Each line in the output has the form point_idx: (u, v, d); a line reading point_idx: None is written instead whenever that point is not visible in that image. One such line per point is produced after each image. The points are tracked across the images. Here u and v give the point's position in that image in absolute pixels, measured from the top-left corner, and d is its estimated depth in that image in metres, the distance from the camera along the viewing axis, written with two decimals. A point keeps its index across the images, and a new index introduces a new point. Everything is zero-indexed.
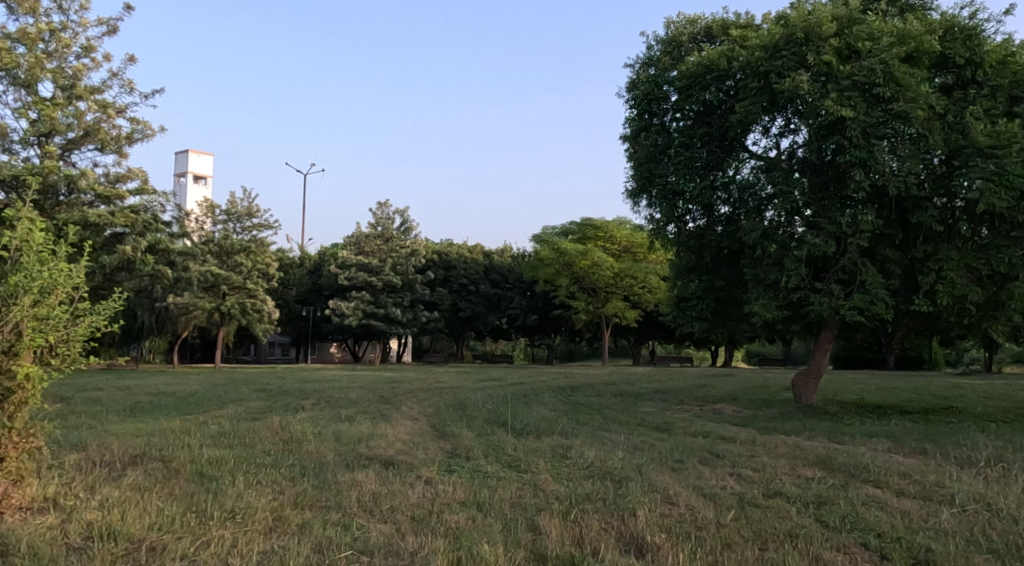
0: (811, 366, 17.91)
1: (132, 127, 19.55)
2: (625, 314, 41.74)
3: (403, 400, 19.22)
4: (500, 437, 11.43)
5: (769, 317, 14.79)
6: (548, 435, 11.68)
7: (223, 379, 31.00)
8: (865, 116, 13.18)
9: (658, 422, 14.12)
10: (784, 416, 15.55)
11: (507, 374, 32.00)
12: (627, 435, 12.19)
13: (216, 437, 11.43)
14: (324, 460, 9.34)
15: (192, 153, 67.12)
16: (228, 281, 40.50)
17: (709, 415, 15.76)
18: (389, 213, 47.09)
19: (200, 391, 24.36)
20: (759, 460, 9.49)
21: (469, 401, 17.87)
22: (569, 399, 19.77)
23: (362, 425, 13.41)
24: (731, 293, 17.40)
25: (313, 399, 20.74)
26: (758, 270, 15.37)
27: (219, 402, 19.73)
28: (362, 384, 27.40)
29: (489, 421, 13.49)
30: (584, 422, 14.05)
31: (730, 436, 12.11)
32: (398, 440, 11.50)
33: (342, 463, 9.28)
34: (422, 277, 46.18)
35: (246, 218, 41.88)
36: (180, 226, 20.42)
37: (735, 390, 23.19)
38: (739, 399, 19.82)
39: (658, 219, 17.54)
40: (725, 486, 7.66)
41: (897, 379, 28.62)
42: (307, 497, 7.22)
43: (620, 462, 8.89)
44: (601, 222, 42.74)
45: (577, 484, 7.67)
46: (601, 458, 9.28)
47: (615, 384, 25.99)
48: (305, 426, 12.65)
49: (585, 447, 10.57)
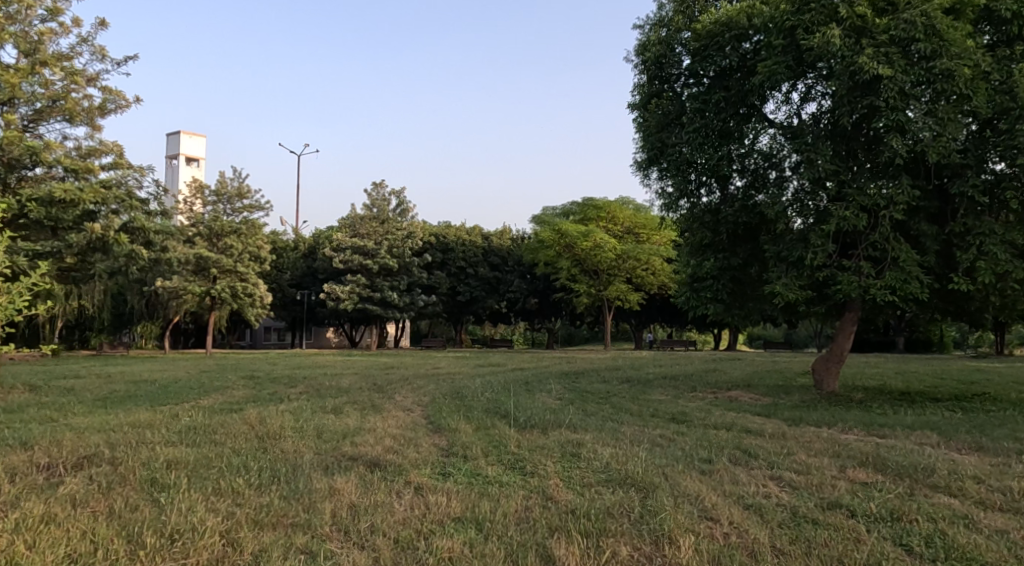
0: (832, 350, 16.70)
1: (105, 97, 18.29)
2: (628, 296, 40.63)
3: (397, 388, 18.06)
4: (500, 431, 10.24)
5: (792, 297, 13.59)
6: (554, 429, 10.49)
7: (213, 365, 29.85)
8: (903, 75, 11.93)
9: (673, 413, 12.96)
10: (808, 405, 14.40)
11: (507, 358, 30.82)
12: (641, 428, 11.03)
13: (183, 433, 10.27)
14: (300, 461, 8.17)
15: (184, 134, 65.69)
16: (218, 264, 39.23)
17: (727, 404, 14.59)
18: (386, 195, 45.84)
19: (185, 378, 23.20)
20: (798, 458, 8.33)
21: (467, 389, 16.69)
22: (574, 386, 18.60)
23: (350, 418, 12.23)
24: (748, 271, 16.19)
25: (302, 387, 19.60)
26: (780, 246, 14.17)
27: (202, 391, 18.56)
28: (356, 371, 26.20)
29: (489, 413, 12.32)
30: (592, 413, 12.88)
31: (756, 429, 10.95)
32: (388, 436, 10.32)
33: (321, 464, 8.11)
34: (419, 260, 44.95)
35: (236, 199, 40.64)
36: (160, 204, 19.14)
37: (749, 375, 21.98)
38: (753, 386, 18.64)
39: (670, 192, 16.37)
40: (768, 495, 6.49)
41: (915, 362, 27.37)
42: (272, 510, 6.07)
43: (638, 462, 7.72)
44: (603, 202, 41.40)
45: (593, 492, 6.52)
46: (617, 457, 8.10)
47: (621, 369, 24.77)
48: (286, 419, 11.50)
49: (597, 442, 9.40)
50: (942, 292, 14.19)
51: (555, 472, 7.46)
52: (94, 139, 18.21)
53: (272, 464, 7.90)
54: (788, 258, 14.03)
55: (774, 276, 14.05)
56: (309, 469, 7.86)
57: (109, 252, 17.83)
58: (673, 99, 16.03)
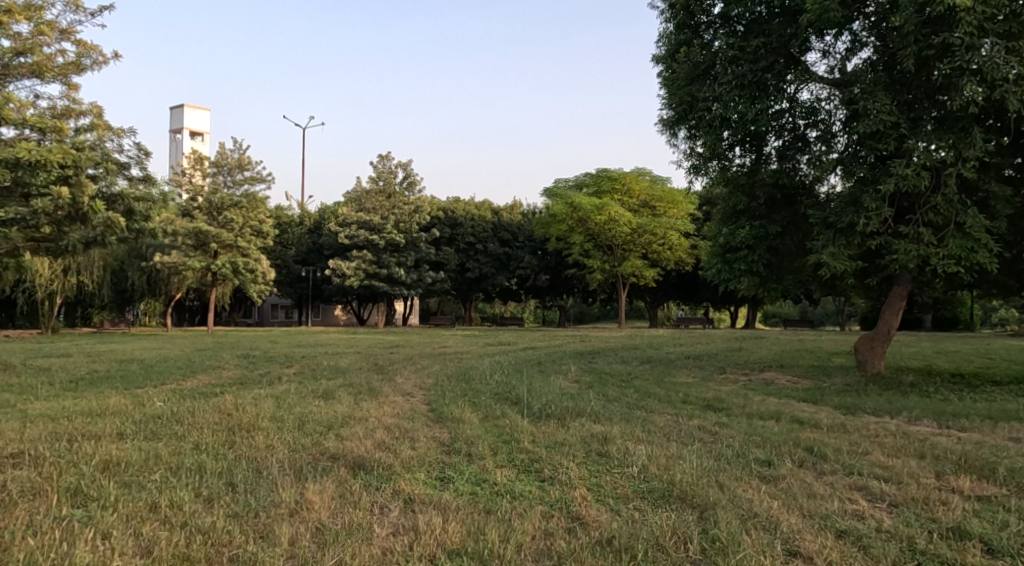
0: (878, 328, 15.12)
1: (80, 51, 16.69)
2: (644, 273, 39.16)
3: (399, 369, 16.64)
4: (512, 422, 8.78)
5: (841, 269, 12.05)
6: (575, 420, 9.02)
7: (210, 343, 28.57)
8: (983, 7, 10.31)
9: (707, 399, 11.53)
10: (855, 389, 12.91)
11: (517, 337, 29.37)
12: (675, 418, 9.57)
13: (142, 423, 8.85)
14: (271, 462, 6.78)
15: (186, 108, 64.17)
16: (218, 239, 37.88)
17: (763, 389, 13.13)
18: (392, 168, 44.33)
19: (177, 357, 21.88)
20: (875, 458, 6.84)
21: (476, 371, 15.24)
22: (591, 366, 17.10)
23: (340, 404, 10.79)
24: (786, 240, 14.59)
25: (297, 367, 18.20)
26: (828, 211, 12.59)
27: (189, 371, 17.22)
28: (358, 349, 24.80)
29: (499, 399, 10.88)
30: (616, 399, 11.44)
31: (807, 419, 9.50)
32: (381, 426, 8.88)
33: (295, 464, 6.73)
34: (427, 235, 43.53)
35: (237, 171, 39.17)
36: (143, 170, 17.58)
37: (779, 355, 20.47)
38: (787, 367, 17.11)
39: (701, 153, 14.78)
40: (865, 517, 5.14)
41: (951, 341, 25.70)
42: (226, 546, 4.75)
43: (682, 467, 6.26)
44: (617, 173, 39.52)
45: (635, 519, 5.10)
46: (658, 460, 6.61)
47: (640, 349, 23.28)
48: (268, 406, 10.08)
49: (627, 438, 7.91)
50: (1009, 263, 12.62)
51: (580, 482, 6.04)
52: (70, 98, 16.64)
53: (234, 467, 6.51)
54: (838, 223, 12.45)
55: (820, 245, 12.50)
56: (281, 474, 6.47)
57: (85, 221, 16.29)
58: (702, 50, 14.37)
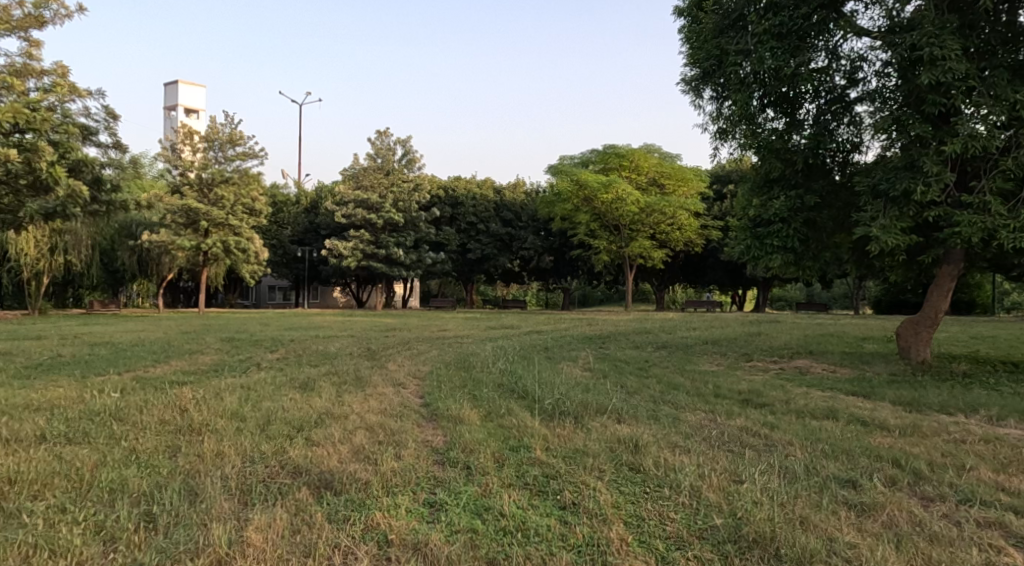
0: (923, 312, 13.63)
1: (40, 3, 15.10)
2: (652, 254, 37.71)
3: (393, 355, 15.18)
4: (521, 422, 7.35)
5: (893, 243, 10.66)
6: (593, 420, 7.59)
7: (197, 325, 27.12)
8: None
9: (743, 392, 10.10)
10: (905, 380, 11.50)
11: (522, 320, 27.90)
12: (709, 417, 8.13)
13: (75, 420, 7.39)
14: (223, 480, 5.39)
15: (182, 84, 62.43)
16: (209, 217, 36.29)
17: (800, 379, 11.72)
18: (391, 144, 42.68)
19: (158, 340, 20.40)
20: (984, 478, 5.42)
21: (477, 357, 13.79)
22: (602, 352, 15.61)
23: (318, 397, 9.32)
24: (824, 213, 13.08)
25: (283, 352, 16.71)
26: (879, 177, 11.14)
27: (163, 356, 15.72)
28: (351, 333, 23.28)
29: (504, 394, 9.44)
30: (638, 392, 9.99)
31: (867, 418, 8.09)
32: (365, 426, 7.46)
33: (252, 483, 5.35)
34: (427, 215, 42.01)
35: (228, 146, 37.42)
36: (112, 137, 15.99)
37: (803, 341, 19.02)
38: (818, 354, 15.62)
39: (728, 114, 13.28)
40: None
41: (982, 325, 24.23)
42: None
43: (730, 494, 5.05)
44: (626, 150, 37.67)
45: None
46: (708, 483, 5.24)
47: (652, 333, 21.79)
48: (232, 399, 8.59)
49: (663, 446, 6.46)
50: None
51: (618, 532, 4.67)
52: (29, 55, 15.07)
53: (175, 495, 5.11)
54: (889, 191, 11.03)
55: (868, 216, 11.06)
56: (240, 503, 5.11)
57: (45, 190, 14.75)
58: None
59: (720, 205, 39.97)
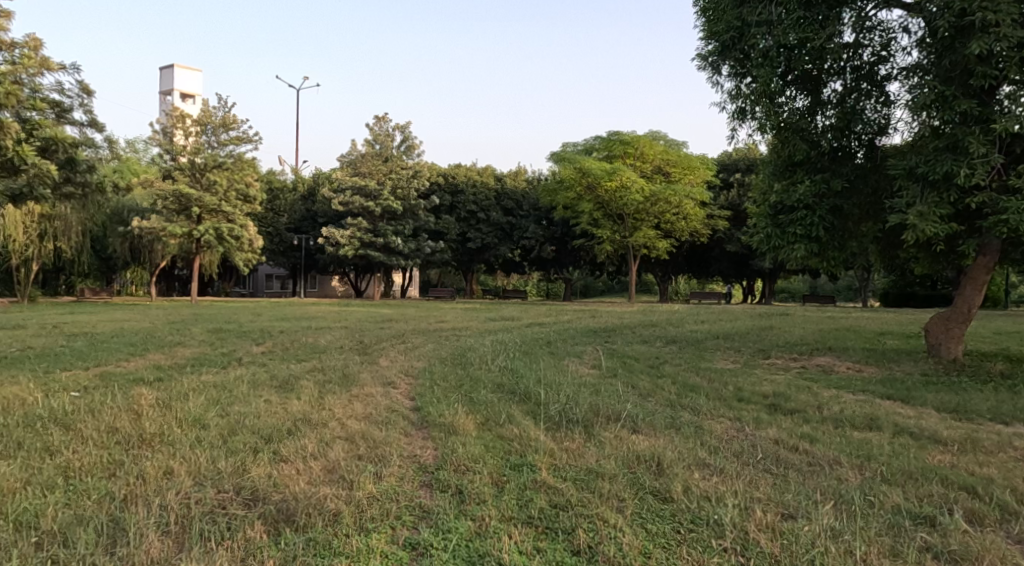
0: (955, 307, 12.68)
1: None
2: (656, 244, 36.77)
3: (386, 349, 14.24)
4: (523, 432, 6.45)
5: (932, 232, 9.77)
6: (606, 429, 6.71)
7: (187, 314, 26.19)
8: None
9: (766, 394, 9.19)
10: (940, 381, 10.58)
11: (523, 311, 26.93)
12: (734, 425, 7.21)
13: (15, 428, 6.47)
14: (163, 529, 4.65)
15: (178, 67, 61.24)
16: (201, 203, 35.35)
17: (826, 378, 10.82)
18: (390, 130, 41.60)
19: (142, 330, 19.49)
20: None
21: (475, 352, 12.84)
22: (608, 347, 14.67)
23: (297, 398, 8.39)
24: (852, 199, 12.12)
25: (271, 344, 15.78)
26: (917, 159, 10.21)
27: (142, 348, 14.77)
28: (346, 324, 22.37)
29: (505, 396, 8.52)
30: (651, 395, 9.07)
31: (913, 426, 7.17)
32: (346, 437, 6.55)
33: (194, 534, 4.60)
34: (426, 202, 41.00)
35: (221, 130, 36.42)
36: (87, 115, 14.98)
37: (819, 335, 18.05)
38: (839, 350, 14.67)
39: (748, 92, 12.32)
40: None
41: (1001, 319, 23.26)
42: None
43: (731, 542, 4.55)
44: (631, 136, 36.29)
45: None
46: (716, 524, 4.70)
47: (659, 326, 20.84)
48: (199, 403, 7.68)
49: (688, 467, 5.56)
50: None
51: None
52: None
53: (97, 552, 4.43)
54: (928, 174, 10.12)
55: (904, 202, 10.18)
56: (178, 556, 4.49)
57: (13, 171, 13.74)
58: None
59: (726, 195, 38.99)
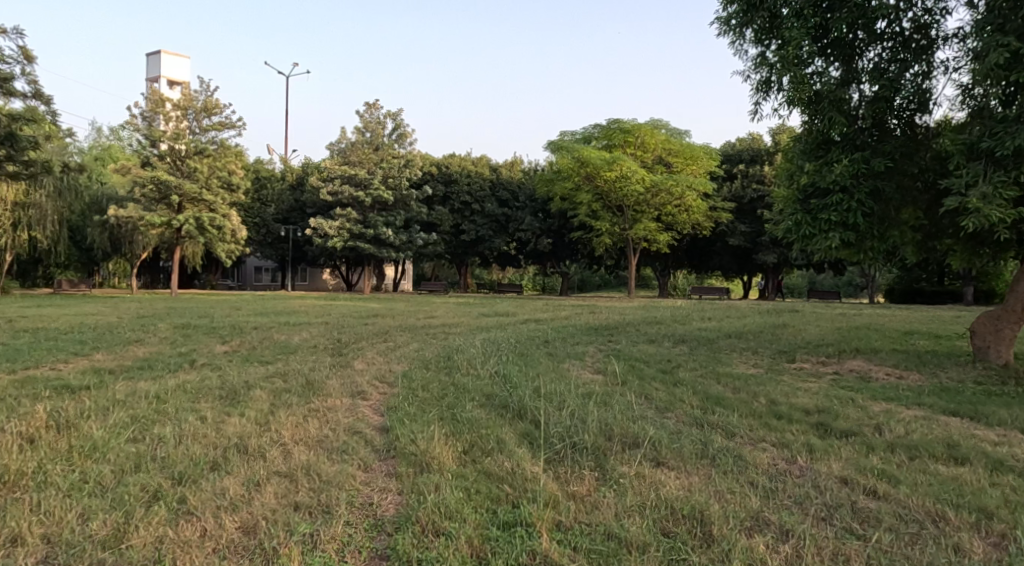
0: (1007, 306, 11.19)
1: None
2: (656, 237, 35.30)
3: (363, 349, 12.72)
4: (519, 469, 5.10)
5: (1001, 216, 8.33)
6: (621, 459, 5.39)
7: (160, 308, 24.70)
8: None
9: (808, 410, 7.68)
10: (1000, 391, 9.14)
11: (515, 306, 25.49)
12: (778, 456, 5.78)
13: None
14: None
15: (165, 53, 59.52)
16: (180, 191, 33.78)
17: (866, 388, 9.35)
18: (381, 117, 39.92)
19: (103, 326, 17.94)
20: None
21: (464, 354, 11.34)
22: (611, 348, 13.16)
23: (241, 414, 6.93)
24: (894, 180, 10.59)
25: (237, 342, 14.24)
26: (980, 131, 8.80)
27: (91, 347, 13.25)
28: (327, 319, 20.83)
29: (496, 412, 7.02)
30: (670, 410, 7.60)
31: (1011, 458, 5.70)
32: (291, 472, 5.13)
33: None
34: (418, 193, 39.39)
35: (204, 115, 34.80)
36: (29, 83, 13.38)
37: (841, 334, 16.52)
38: (869, 352, 13.16)
39: (774, 59, 10.83)
40: None
41: None
42: None
43: None
44: (631, 124, 34.66)
45: None
46: None
47: (664, 324, 19.30)
48: (109, 423, 6.16)
49: (746, 532, 4.41)
50: None
51: None
52: None
53: None
54: (992, 148, 8.70)
55: (965, 182, 8.72)
56: None
57: None
58: None
59: (730, 186, 37.54)
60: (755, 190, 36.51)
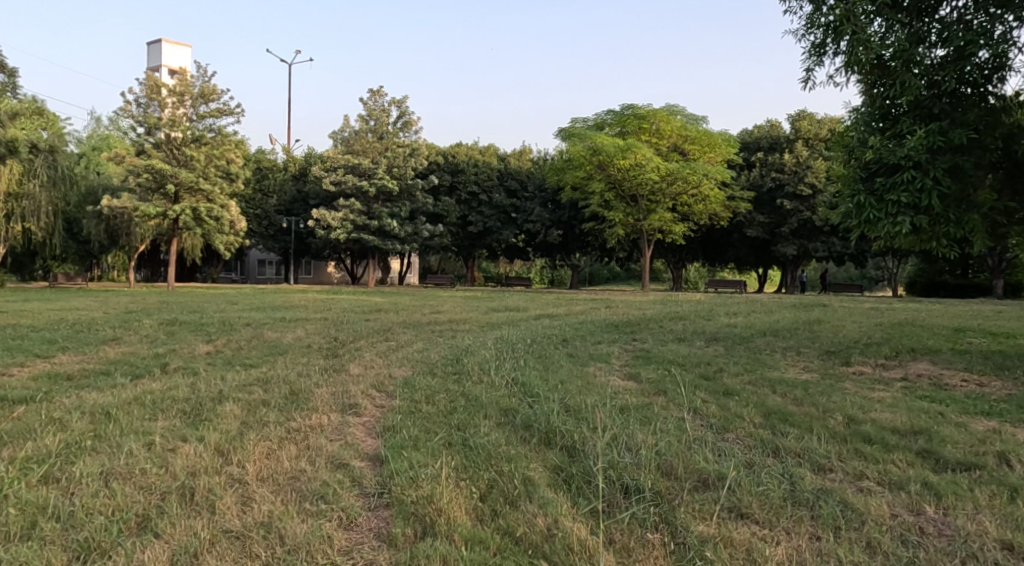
0: None
1: None
2: (672, 228, 33.84)
3: (360, 350, 11.33)
4: (559, 535, 4.07)
5: None
6: (686, 516, 4.28)
7: (152, 302, 23.44)
8: None
9: (900, 429, 6.25)
10: None
11: (527, 301, 24.08)
12: (890, 502, 4.45)
13: None
14: None
15: (165, 42, 58.22)
16: (176, 179, 32.44)
17: (949, 397, 7.95)
18: (385, 105, 38.43)
19: (83, 322, 16.62)
20: None
21: (474, 355, 9.94)
22: (638, 349, 11.73)
23: (203, 437, 5.62)
24: (974, 156, 9.06)
25: (222, 341, 12.89)
26: None
27: (58, 346, 11.92)
28: (326, 315, 19.44)
29: (519, 438, 5.64)
30: (728, 429, 6.23)
31: None
32: (260, 546, 3.98)
33: None
34: (424, 183, 37.97)
35: (200, 102, 33.55)
36: None
37: (888, 331, 15.02)
38: (929, 351, 11.71)
39: (830, 16, 9.38)
40: None
41: None
42: None
43: None
44: (646, 110, 33.15)
45: None
46: None
47: (689, 320, 17.85)
48: (26, 459, 4.89)
49: None
50: None
51: None
52: None
53: None
54: None
55: None
56: None
57: None
58: None
59: (748, 174, 36.02)
60: (773, 178, 34.97)
